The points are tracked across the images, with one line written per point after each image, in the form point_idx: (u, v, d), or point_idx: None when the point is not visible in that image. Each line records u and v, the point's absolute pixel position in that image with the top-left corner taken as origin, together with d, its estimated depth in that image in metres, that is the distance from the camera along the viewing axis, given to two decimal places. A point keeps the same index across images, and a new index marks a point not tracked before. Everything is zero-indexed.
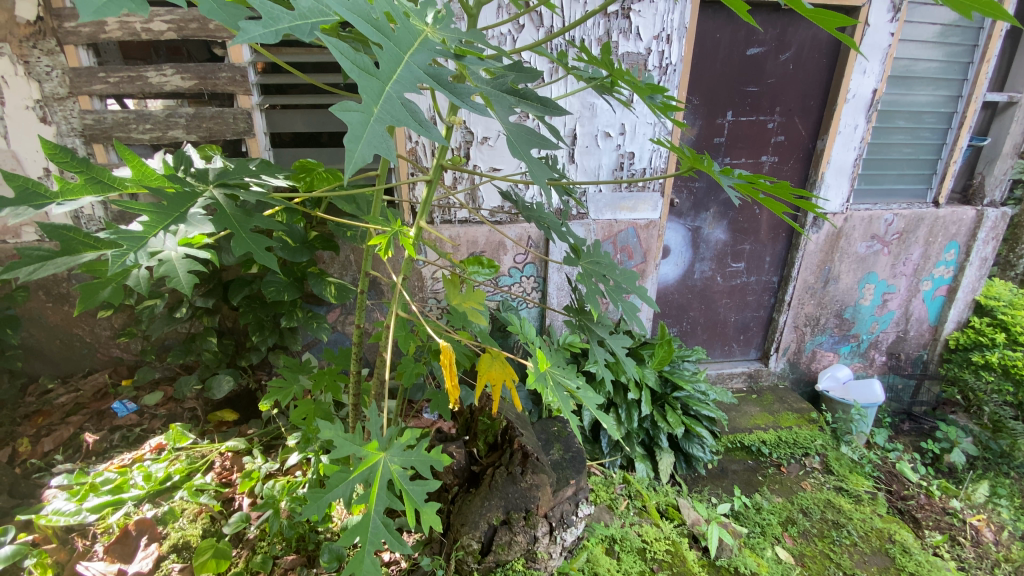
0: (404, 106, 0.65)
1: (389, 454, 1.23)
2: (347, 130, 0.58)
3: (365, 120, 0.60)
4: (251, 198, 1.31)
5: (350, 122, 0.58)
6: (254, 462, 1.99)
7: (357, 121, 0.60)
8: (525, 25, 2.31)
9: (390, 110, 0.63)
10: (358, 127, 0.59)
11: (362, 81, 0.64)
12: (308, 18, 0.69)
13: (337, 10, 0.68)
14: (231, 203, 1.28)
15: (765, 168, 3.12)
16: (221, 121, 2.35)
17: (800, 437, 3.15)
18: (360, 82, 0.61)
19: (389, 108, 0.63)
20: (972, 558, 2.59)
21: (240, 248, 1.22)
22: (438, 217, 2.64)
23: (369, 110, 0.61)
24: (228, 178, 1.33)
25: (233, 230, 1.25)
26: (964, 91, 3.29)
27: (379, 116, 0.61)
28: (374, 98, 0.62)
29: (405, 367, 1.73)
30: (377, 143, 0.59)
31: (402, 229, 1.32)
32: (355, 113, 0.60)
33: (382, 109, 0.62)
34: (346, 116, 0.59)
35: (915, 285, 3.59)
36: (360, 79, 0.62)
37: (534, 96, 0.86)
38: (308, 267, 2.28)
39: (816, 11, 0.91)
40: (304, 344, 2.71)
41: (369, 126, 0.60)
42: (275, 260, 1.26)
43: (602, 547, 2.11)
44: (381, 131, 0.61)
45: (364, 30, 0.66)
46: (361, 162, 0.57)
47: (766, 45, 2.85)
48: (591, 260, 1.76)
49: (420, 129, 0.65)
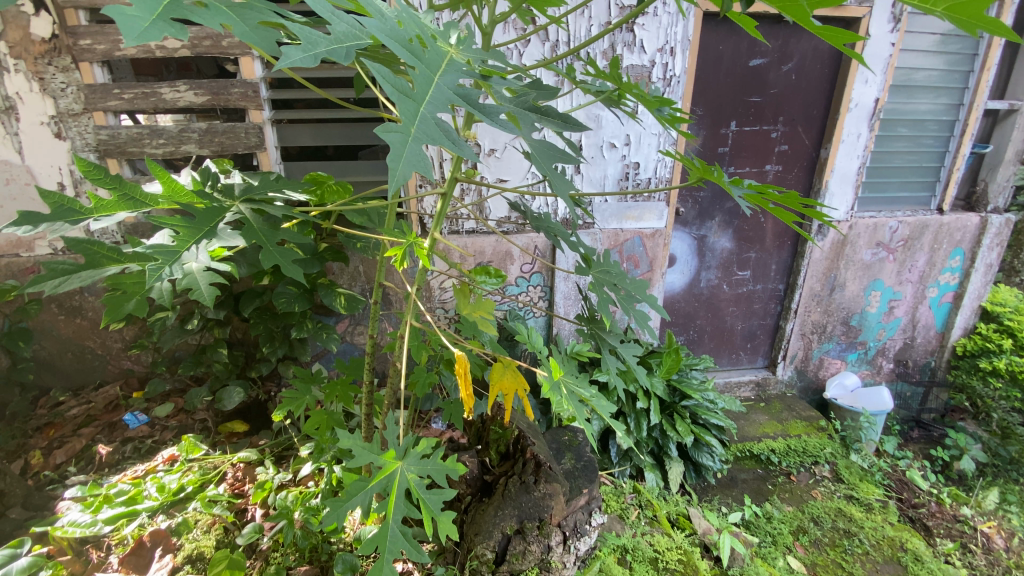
0: (437, 125, 0.68)
1: (407, 463, 1.25)
2: (388, 150, 0.61)
3: (404, 139, 0.63)
4: (276, 212, 1.35)
5: (391, 142, 0.61)
6: (267, 473, 2.00)
7: (397, 140, 0.62)
8: (532, 40, 2.36)
9: (426, 130, 0.66)
10: (398, 146, 0.62)
11: (398, 101, 0.67)
12: (343, 42, 0.72)
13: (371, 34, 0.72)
14: (258, 217, 1.32)
15: (769, 176, 3.14)
16: (233, 135, 2.39)
17: (809, 445, 3.14)
18: (398, 104, 0.64)
19: (424, 128, 0.66)
20: (984, 565, 2.57)
21: (269, 260, 1.27)
22: (446, 228, 2.68)
23: (408, 130, 0.64)
24: (254, 194, 1.38)
25: (259, 243, 1.29)
26: (966, 99, 3.32)
27: (416, 136, 0.64)
28: (411, 119, 0.65)
29: (418, 376, 1.74)
30: (415, 162, 0.62)
31: (417, 241, 1.34)
32: (395, 133, 0.63)
33: (418, 129, 0.65)
34: (387, 136, 0.61)
35: (921, 292, 3.59)
36: (397, 101, 0.65)
37: (555, 113, 0.89)
38: (319, 278, 2.31)
39: (823, 28, 0.93)
40: (315, 355, 2.74)
41: (408, 145, 0.63)
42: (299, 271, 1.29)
43: (615, 556, 2.11)
44: (419, 149, 0.63)
45: (399, 52, 0.69)
46: (403, 181, 0.60)
47: (769, 56, 2.88)
48: (602, 269, 1.77)
49: (453, 147, 0.68)
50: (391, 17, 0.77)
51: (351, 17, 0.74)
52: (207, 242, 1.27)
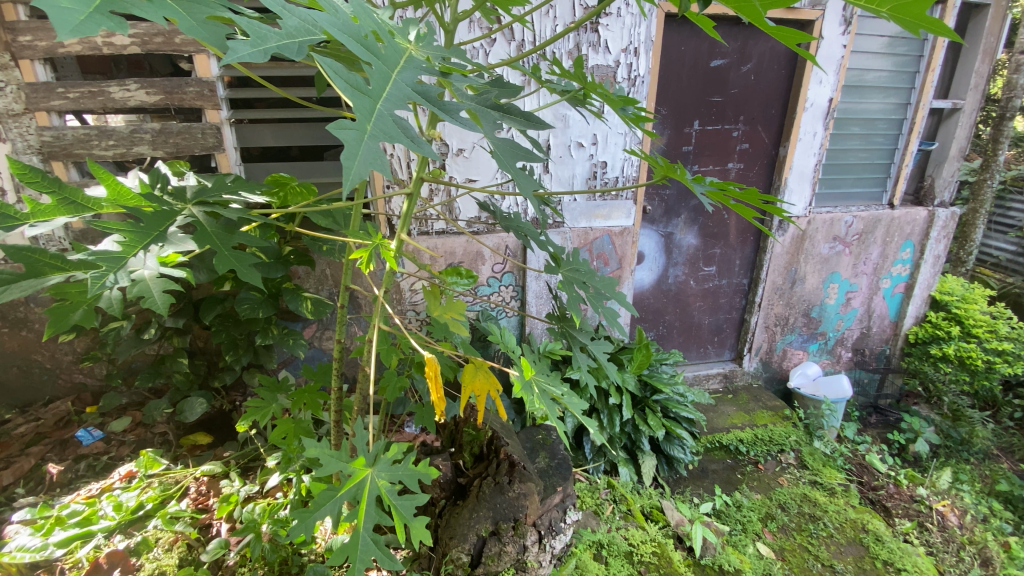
0: (395, 122, 0.66)
1: (377, 469, 1.20)
2: (343, 147, 0.59)
3: (360, 137, 0.61)
4: (231, 215, 1.29)
5: (346, 139, 0.59)
6: (232, 486, 1.94)
7: (352, 138, 0.60)
8: (497, 39, 2.36)
9: (383, 127, 0.64)
10: (354, 144, 0.60)
11: (352, 97, 0.65)
12: (295, 37, 0.69)
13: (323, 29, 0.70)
14: (212, 221, 1.27)
15: (731, 174, 3.23)
16: (190, 136, 2.29)
17: (775, 434, 3.24)
18: (352, 101, 0.62)
19: (381, 125, 0.64)
20: (940, 543, 2.71)
21: (222, 264, 1.22)
22: (415, 229, 2.64)
23: (363, 128, 0.62)
24: (207, 196, 1.32)
25: (213, 247, 1.23)
26: (912, 99, 3.48)
27: (373, 134, 0.62)
28: (367, 116, 0.63)
29: (388, 381, 1.70)
30: (372, 160, 0.60)
31: (384, 242, 1.30)
32: (350, 130, 0.61)
33: (375, 127, 0.63)
34: (342, 133, 0.59)
35: (875, 283, 3.76)
36: (352, 97, 0.63)
37: (518, 111, 0.88)
38: (283, 283, 2.24)
39: (777, 29, 0.94)
40: (280, 362, 2.67)
41: (364, 143, 0.61)
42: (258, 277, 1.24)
43: (590, 552, 2.14)
44: (375, 148, 0.61)
45: (352, 47, 0.67)
46: (359, 179, 0.58)
47: (729, 57, 2.96)
48: (571, 268, 1.76)
49: (412, 145, 0.66)
50: (345, 11, 0.75)
51: (302, 11, 0.72)
52: (155, 246, 1.21)
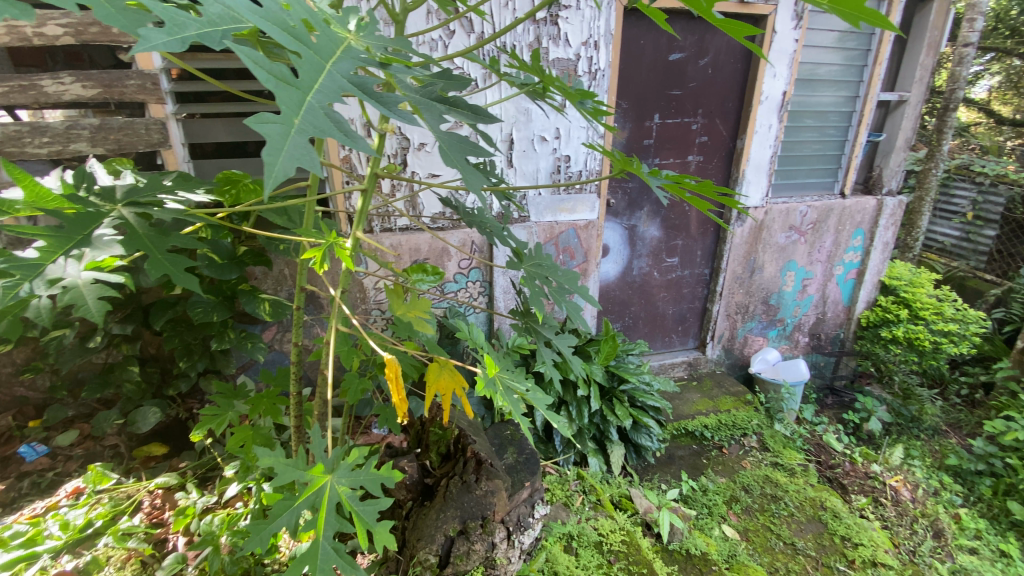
0: (328, 116, 0.64)
1: (336, 476, 1.17)
2: (265, 143, 0.56)
3: (286, 131, 0.58)
4: (166, 216, 1.21)
5: (268, 134, 0.56)
6: (188, 498, 1.86)
7: (277, 133, 0.57)
8: (456, 30, 2.33)
9: (313, 121, 0.61)
10: (278, 139, 0.57)
11: (280, 90, 0.62)
12: (218, 25, 0.66)
13: (248, 18, 0.66)
14: (144, 223, 1.20)
15: (691, 167, 3.29)
16: (132, 132, 2.16)
17: (738, 418, 3.33)
18: (277, 92, 0.59)
19: (311, 118, 0.61)
20: (894, 516, 2.86)
21: (155, 269, 1.15)
22: (377, 226, 2.59)
23: (290, 122, 0.59)
24: (138, 196, 1.24)
25: (146, 250, 1.17)
26: (861, 92, 3.61)
27: (301, 128, 0.59)
28: (294, 109, 0.60)
29: (349, 384, 1.64)
30: (298, 155, 0.57)
31: (338, 241, 1.26)
32: (275, 125, 0.58)
33: (304, 120, 0.60)
34: (264, 128, 0.56)
35: (829, 270, 3.91)
36: (278, 88, 0.60)
37: (465, 104, 0.85)
38: (239, 284, 2.14)
39: (725, 22, 0.95)
40: (238, 367, 2.58)
41: (291, 138, 0.58)
42: (195, 281, 1.19)
43: (561, 544, 2.16)
44: (303, 143, 0.59)
45: (279, 38, 0.64)
46: (283, 177, 0.55)
47: (686, 51, 3.00)
48: (534, 263, 1.76)
49: (345, 140, 0.63)
50: None
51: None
52: (78, 252, 1.17)
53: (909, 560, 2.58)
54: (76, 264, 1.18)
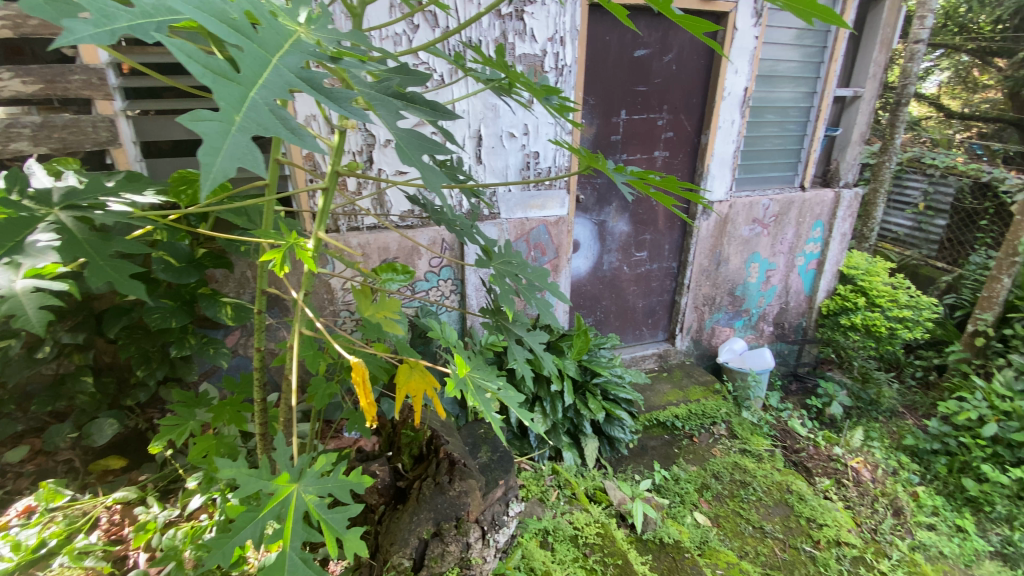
0: (272, 113, 0.61)
1: (303, 484, 1.14)
2: (202, 142, 0.54)
3: (225, 129, 0.56)
4: (109, 220, 1.14)
5: (205, 132, 0.54)
6: (149, 512, 1.78)
7: (216, 130, 0.55)
8: (420, 24, 2.29)
9: (256, 118, 0.59)
10: (216, 137, 0.55)
11: (221, 86, 0.59)
12: (153, 17, 0.63)
13: (184, 10, 0.63)
14: (83, 227, 1.16)
15: (658, 162, 3.34)
16: (78, 130, 2.05)
17: (707, 407, 3.40)
18: (215, 87, 0.56)
19: (254, 115, 0.59)
20: (855, 496, 2.98)
21: (96, 278, 1.13)
22: (344, 225, 2.53)
23: (231, 119, 0.57)
24: (77, 199, 1.17)
25: (86, 257, 1.14)
26: (818, 88, 3.73)
27: (242, 125, 0.57)
28: (235, 106, 0.58)
29: (316, 389, 1.61)
30: (238, 154, 0.55)
31: (299, 242, 1.22)
32: (213, 122, 0.55)
33: (245, 117, 0.58)
34: (199, 126, 0.54)
35: (791, 261, 4.04)
36: (217, 84, 0.58)
37: (422, 100, 0.84)
38: (198, 288, 2.05)
39: (684, 18, 0.96)
40: (201, 374, 2.50)
41: (231, 136, 0.56)
42: (141, 288, 1.17)
43: (536, 540, 2.18)
44: (245, 142, 0.56)
45: (219, 32, 0.62)
46: (222, 177, 0.53)
47: (651, 47, 3.04)
48: (503, 260, 1.75)
49: (292, 137, 0.61)
50: None
51: None
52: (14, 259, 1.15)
53: (871, 538, 2.70)
54: (12, 272, 1.18)
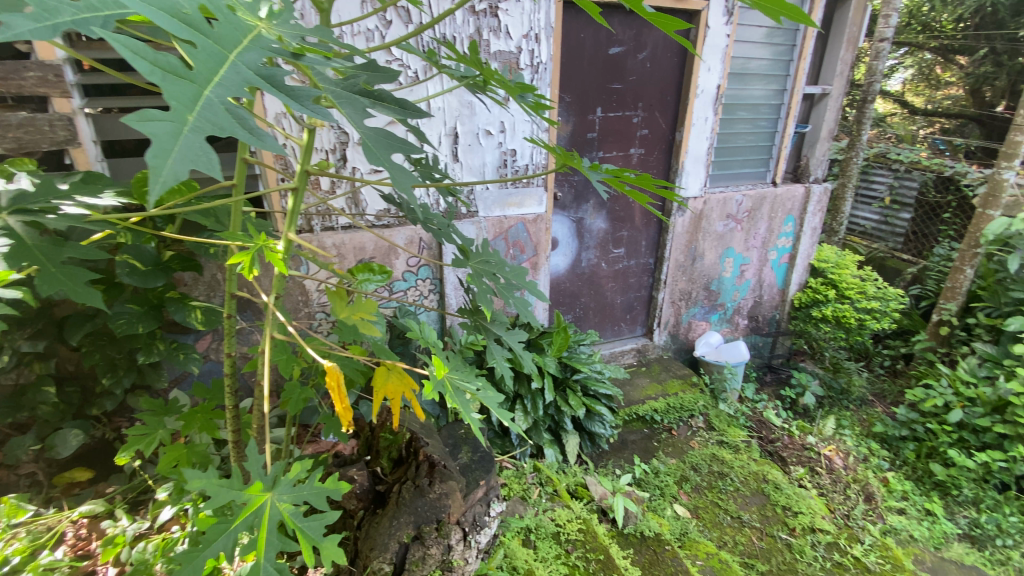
0: (228, 112, 0.60)
1: (277, 492, 1.11)
2: (150, 143, 0.51)
3: (177, 130, 0.54)
4: (60, 225, 1.10)
5: (155, 133, 0.52)
6: (117, 526, 1.72)
7: (166, 131, 0.53)
8: (393, 20, 2.25)
9: (210, 118, 0.57)
10: (167, 138, 0.53)
11: (173, 84, 0.57)
12: (98, 11, 0.61)
13: (133, 4, 0.61)
14: (33, 234, 1.15)
15: (634, 159, 3.36)
16: (34, 129, 1.94)
17: (685, 401, 3.45)
18: (165, 86, 0.54)
19: (209, 115, 0.57)
20: (829, 483, 3.07)
21: (48, 286, 1.13)
22: (318, 225, 2.48)
23: (183, 119, 0.55)
24: (25, 202, 1.16)
25: (38, 264, 1.14)
26: (788, 85, 3.80)
27: (195, 126, 0.55)
28: (188, 105, 0.56)
29: (290, 394, 1.57)
30: (190, 156, 0.52)
31: (268, 244, 1.18)
32: (164, 122, 0.53)
33: (199, 117, 0.56)
34: (148, 126, 0.51)
35: (764, 255, 4.13)
36: (167, 83, 0.55)
37: (390, 98, 0.82)
38: (166, 292, 1.97)
39: (655, 15, 0.96)
40: (171, 380, 2.42)
41: (183, 137, 0.54)
42: (97, 296, 1.19)
43: (519, 538, 2.18)
44: (199, 142, 0.54)
45: (169, 27, 0.59)
46: (173, 180, 0.51)
47: (625, 45, 3.05)
48: (480, 259, 1.73)
49: (250, 138, 0.59)
50: None
51: None
52: None
53: (844, 524, 2.78)
54: None
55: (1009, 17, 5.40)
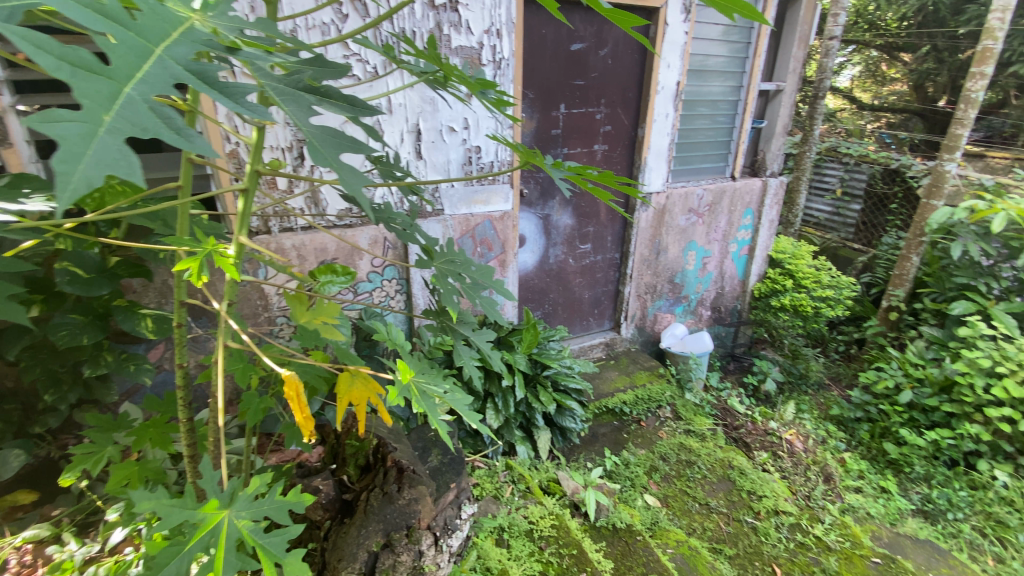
0: (152, 111, 0.58)
1: (234, 510, 1.06)
2: (60, 146, 0.50)
3: (92, 130, 0.52)
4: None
5: (65, 136, 0.50)
6: (64, 551, 1.62)
7: (79, 132, 0.51)
8: (349, 13, 2.19)
9: (130, 118, 0.55)
10: (79, 140, 0.51)
11: (88, 82, 0.55)
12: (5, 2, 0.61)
13: None
14: None
15: (598, 155, 3.39)
16: None
17: (653, 392, 3.52)
18: (77, 85, 0.53)
19: (128, 115, 0.56)
20: (790, 466, 3.20)
21: None
22: (275, 226, 2.39)
23: (98, 120, 0.53)
24: None
25: None
26: (744, 82, 3.91)
27: (112, 126, 0.54)
28: (105, 105, 0.54)
29: (247, 404, 1.51)
30: (106, 160, 0.51)
31: (216, 249, 1.13)
32: (76, 123, 0.52)
33: (116, 117, 0.54)
34: (57, 128, 0.50)
35: (725, 248, 4.24)
36: (81, 82, 0.54)
37: (338, 94, 0.78)
38: (112, 299, 1.84)
39: (612, 11, 0.95)
40: (121, 394, 2.30)
41: (99, 139, 0.52)
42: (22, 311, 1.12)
43: (492, 538, 2.18)
44: (116, 145, 0.53)
45: (84, 21, 0.57)
46: (86, 184, 0.49)
47: (586, 41, 3.07)
48: (445, 260, 1.70)
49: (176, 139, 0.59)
50: None
51: None
52: None
53: (805, 505, 2.89)
54: None
55: (948, 16, 5.69)
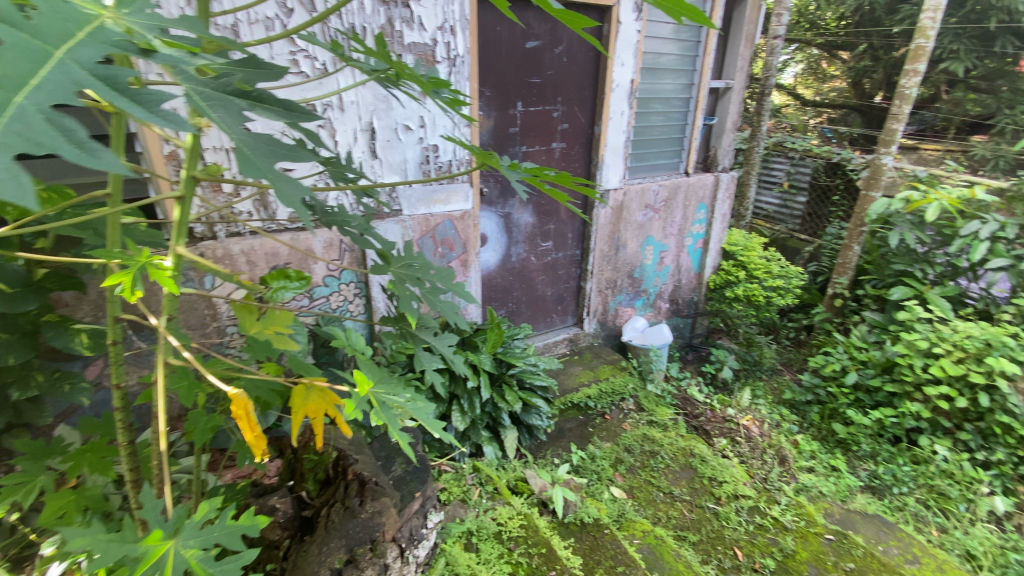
0: (50, 123, 0.55)
1: (181, 539, 1.00)
2: None
3: None
4: None
5: None
6: None
7: None
8: (295, 8, 2.10)
9: (23, 130, 0.52)
10: None
11: None
12: None
13: None
14: None
15: (556, 153, 3.40)
16: None
17: (616, 385, 3.58)
18: None
19: (21, 126, 0.52)
20: (747, 450, 3.32)
21: None
22: (222, 231, 2.27)
23: None
24: None
25: None
26: (695, 79, 4.01)
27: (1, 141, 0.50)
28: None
29: (194, 423, 1.42)
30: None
31: (152, 261, 1.05)
32: None
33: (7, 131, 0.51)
34: None
35: (681, 242, 4.35)
36: None
37: (271, 98, 0.74)
38: (42, 315, 1.69)
39: (562, 12, 0.94)
40: (56, 415, 2.13)
41: None
42: None
43: (460, 543, 2.16)
44: (5, 161, 0.50)
45: None
46: None
47: (541, 39, 3.06)
48: (402, 264, 1.66)
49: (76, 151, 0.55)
50: None
51: None
52: None
53: (763, 487, 3.01)
54: None
55: (883, 15, 5.99)
